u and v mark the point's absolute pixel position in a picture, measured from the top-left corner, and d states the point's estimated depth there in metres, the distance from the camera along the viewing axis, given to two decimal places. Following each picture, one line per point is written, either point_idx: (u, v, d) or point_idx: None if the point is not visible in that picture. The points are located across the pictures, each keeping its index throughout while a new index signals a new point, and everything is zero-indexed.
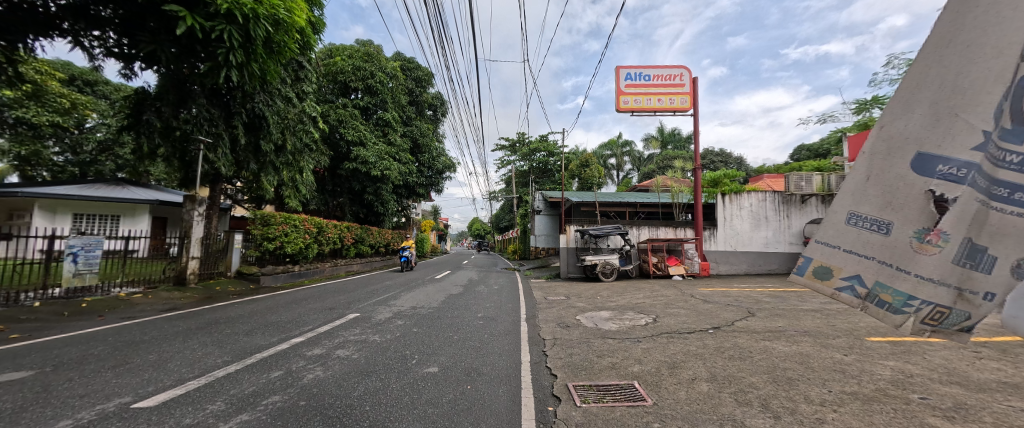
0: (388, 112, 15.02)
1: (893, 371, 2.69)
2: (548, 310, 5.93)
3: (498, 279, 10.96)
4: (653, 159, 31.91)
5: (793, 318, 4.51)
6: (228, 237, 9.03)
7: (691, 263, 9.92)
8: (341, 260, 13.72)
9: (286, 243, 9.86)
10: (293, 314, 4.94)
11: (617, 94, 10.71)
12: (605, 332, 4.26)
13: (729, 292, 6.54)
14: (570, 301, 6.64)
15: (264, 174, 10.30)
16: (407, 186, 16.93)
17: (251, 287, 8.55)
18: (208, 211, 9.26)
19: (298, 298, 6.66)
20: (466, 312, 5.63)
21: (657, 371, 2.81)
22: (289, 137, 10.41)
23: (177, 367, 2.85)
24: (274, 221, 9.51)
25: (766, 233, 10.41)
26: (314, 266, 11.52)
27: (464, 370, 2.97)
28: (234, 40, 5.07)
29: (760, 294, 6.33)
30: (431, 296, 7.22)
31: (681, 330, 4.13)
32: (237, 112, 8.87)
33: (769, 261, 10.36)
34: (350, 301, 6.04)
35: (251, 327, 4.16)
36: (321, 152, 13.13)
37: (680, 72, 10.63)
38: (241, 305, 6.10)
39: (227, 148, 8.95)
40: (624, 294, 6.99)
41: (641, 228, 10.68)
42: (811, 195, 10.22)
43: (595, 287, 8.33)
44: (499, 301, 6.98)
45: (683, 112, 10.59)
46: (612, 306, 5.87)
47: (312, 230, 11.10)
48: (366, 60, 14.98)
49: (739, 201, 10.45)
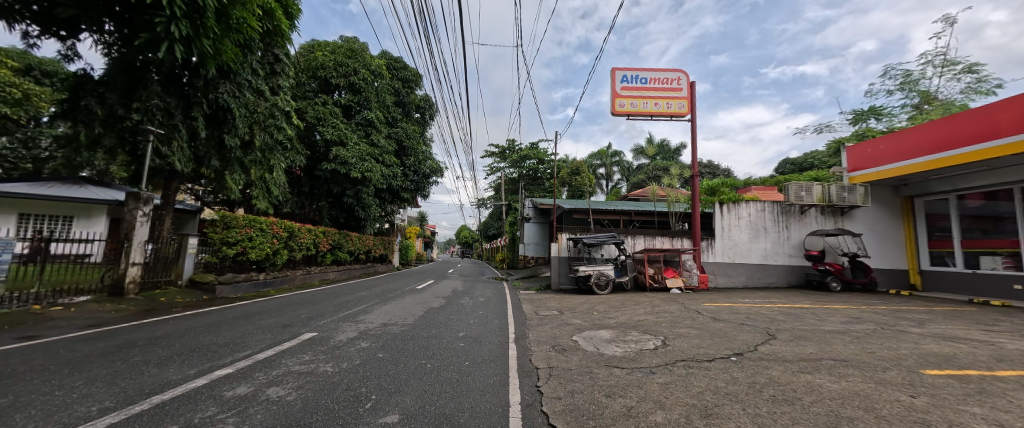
0: (372, 111, 14.27)
1: (990, 425, 2.09)
2: (539, 327, 5.23)
3: (485, 290, 10.20)
4: (643, 170, 31.74)
5: (822, 342, 3.92)
6: (181, 241, 8.04)
7: (689, 276, 9.37)
8: (316, 267, 12.72)
9: (249, 249, 8.92)
10: (237, 334, 4.11)
11: (613, 96, 10.19)
12: (609, 358, 3.58)
13: (736, 308, 5.99)
14: (564, 317, 5.95)
15: (228, 172, 9.36)
16: (391, 191, 16.07)
17: (203, 298, 7.58)
18: (159, 212, 8.29)
19: (252, 311, 5.76)
20: (446, 329, 4.90)
21: (688, 423, 2.13)
22: (259, 133, 9.62)
23: (25, 420, 2.03)
24: (237, 224, 8.59)
25: (765, 245, 9.97)
26: (282, 274, 10.54)
27: (434, 418, 2.23)
28: (176, 8, 4.34)
29: (771, 311, 5.78)
30: (409, 309, 6.43)
31: (698, 357, 3.49)
32: (197, 101, 8.08)
33: (769, 274, 9.88)
34: (311, 316, 5.22)
35: (170, 354, 3.30)
36: (298, 150, 12.23)
37: (677, 75, 10.28)
38: (180, 320, 5.15)
39: (185, 141, 7.99)
40: (622, 309, 6.35)
41: (636, 237, 10.13)
42: (811, 206, 9.82)
43: (590, 300, 7.68)
44: (485, 315, 6.25)
45: (680, 117, 10.19)
46: (611, 324, 5.20)
47: (282, 234, 10.18)
48: (349, 56, 14.23)
49: (737, 211, 10.03)
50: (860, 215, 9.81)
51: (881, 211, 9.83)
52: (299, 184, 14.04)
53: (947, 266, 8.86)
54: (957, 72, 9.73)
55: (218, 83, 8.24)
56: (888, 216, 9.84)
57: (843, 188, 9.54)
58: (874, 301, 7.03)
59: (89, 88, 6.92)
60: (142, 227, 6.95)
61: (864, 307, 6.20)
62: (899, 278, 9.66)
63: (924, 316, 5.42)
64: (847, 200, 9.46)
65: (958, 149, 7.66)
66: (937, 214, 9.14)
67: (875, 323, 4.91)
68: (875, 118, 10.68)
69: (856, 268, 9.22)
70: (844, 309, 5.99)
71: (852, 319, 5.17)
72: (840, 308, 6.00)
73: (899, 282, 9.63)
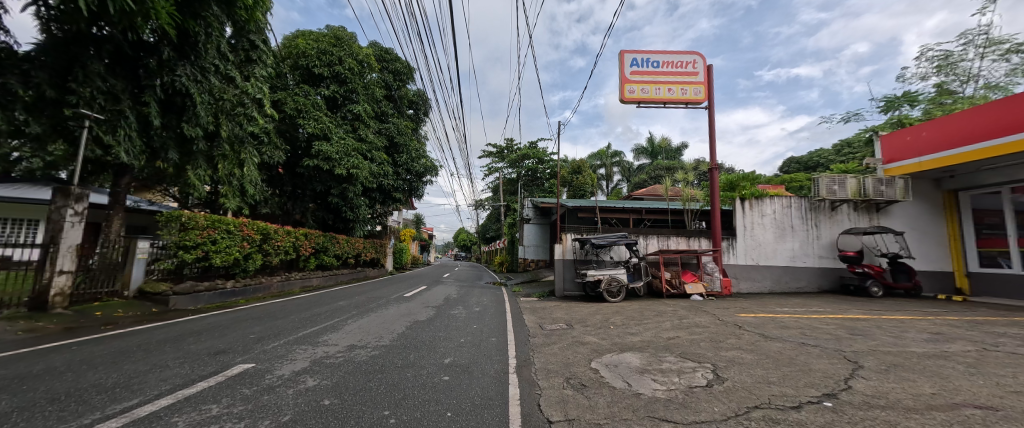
0: (360, 105, 13.22)
1: None
2: (546, 349, 4.18)
3: (482, 298, 9.16)
4: (644, 170, 30.86)
5: (936, 375, 2.89)
6: (128, 245, 6.90)
7: (710, 280, 8.35)
8: (297, 273, 11.70)
9: (212, 253, 7.86)
10: (142, 369, 3.04)
11: (621, 82, 9.21)
12: (650, 404, 2.52)
13: (783, 321, 4.98)
14: (576, 334, 4.91)
15: (190, 167, 8.28)
16: (381, 190, 15.01)
17: (152, 312, 6.50)
18: (109, 213, 7.28)
19: (194, 330, 4.68)
20: (430, 353, 3.87)
21: None
22: (226, 123, 8.59)
23: None
24: (197, 225, 7.49)
25: (792, 245, 8.97)
26: (255, 282, 9.51)
27: None
28: None
29: (827, 325, 4.77)
30: (390, 324, 5.39)
31: (778, 402, 2.45)
32: (148, 84, 7.05)
33: (798, 277, 8.88)
34: (260, 338, 4.16)
35: (9, 410, 2.23)
36: (276, 145, 11.18)
37: (692, 58, 9.32)
38: (88, 344, 4.03)
39: (133, 130, 6.89)
40: (644, 323, 5.32)
41: (649, 238, 9.13)
42: (843, 202, 8.85)
43: (602, 310, 6.67)
44: (480, 331, 5.21)
45: (696, 104, 9.23)
46: (636, 344, 4.17)
47: (254, 237, 9.10)
48: (334, 44, 13.20)
49: (761, 208, 9.03)
50: (897, 211, 8.85)
51: (922, 206, 8.84)
52: (279, 183, 12.91)
53: (999, 267, 7.88)
54: (1003, 52, 8.82)
55: (175, 65, 7.27)
56: (929, 212, 8.84)
57: (880, 181, 8.54)
58: (932, 310, 6.06)
59: (11, 65, 5.81)
60: (72, 229, 5.87)
61: (933, 318, 5.20)
62: (943, 282, 8.67)
63: (1018, 330, 4.42)
64: (884, 195, 8.47)
65: (1015, 134, 6.62)
66: (986, 209, 8.16)
67: (970, 342, 3.90)
68: (909, 104, 9.80)
69: (897, 270, 8.22)
70: (912, 321, 5.00)
71: (935, 336, 4.16)
72: (907, 320, 5.00)
73: (943, 286, 8.65)
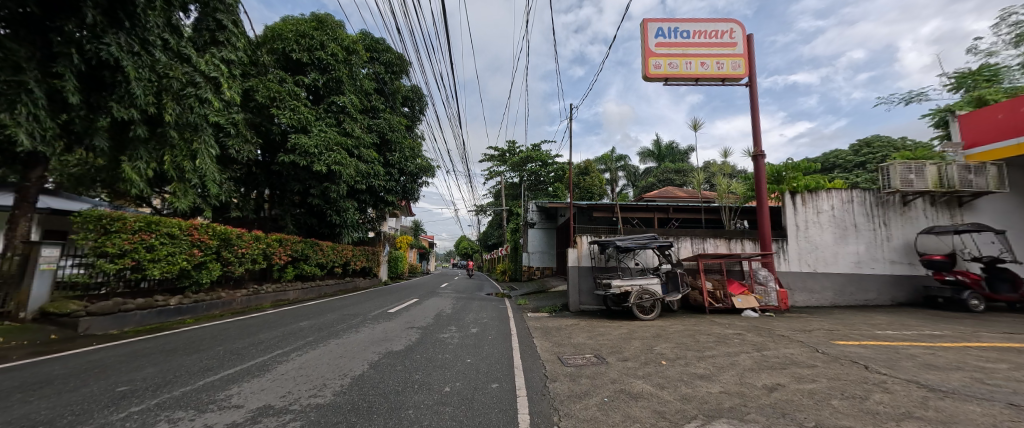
0: (345, 96, 11.87)
1: None
2: (579, 410, 2.62)
3: (480, 314, 7.61)
4: (651, 173, 29.24)
5: None
6: (28, 252, 5.45)
7: (764, 292, 6.76)
8: (270, 284, 10.26)
9: (148, 263, 6.35)
10: None
11: (645, 55, 7.77)
12: None
13: (919, 357, 3.39)
14: (615, 375, 3.33)
15: (129, 158, 6.85)
16: (372, 193, 13.48)
17: (51, 341, 4.95)
18: (12, 213, 5.88)
19: (41, 376, 3.10)
20: (390, 424, 2.31)
21: None
22: (172, 106, 7.15)
23: None
24: (124, 228, 5.94)
25: (855, 247, 7.41)
26: (211, 297, 8.01)
27: None
28: None
29: (993, 364, 3.19)
30: (350, 358, 3.84)
31: None
32: (62, 52, 5.59)
33: (865, 288, 7.31)
34: (121, 397, 2.60)
35: None
36: (245, 138, 9.84)
37: (728, 27, 7.91)
38: None
39: (41, 110, 5.38)
40: (710, 357, 3.72)
41: (681, 240, 7.66)
42: (917, 195, 7.31)
43: (639, 332, 5.09)
44: (474, 369, 3.66)
45: (734, 80, 7.77)
46: (723, 401, 2.59)
47: (208, 243, 7.61)
48: (316, 29, 11.90)
49: (815, 203, 7.50)
50: (984, 207, 7.31)
51: (1015, 200, 7.29)
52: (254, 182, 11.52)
53: None
54: None
55: (104, 31, 5.76)
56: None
57: (968, 168, 6.97)
58: None
59: None
60: None
61: None
62: None
63: None
64: (974, 185, 6.91)
65: None
66: None
67: None
68: (986, 80, 8.49)
69: (994, 278, 6.61)
70: None
71: None
72: None
73: None
